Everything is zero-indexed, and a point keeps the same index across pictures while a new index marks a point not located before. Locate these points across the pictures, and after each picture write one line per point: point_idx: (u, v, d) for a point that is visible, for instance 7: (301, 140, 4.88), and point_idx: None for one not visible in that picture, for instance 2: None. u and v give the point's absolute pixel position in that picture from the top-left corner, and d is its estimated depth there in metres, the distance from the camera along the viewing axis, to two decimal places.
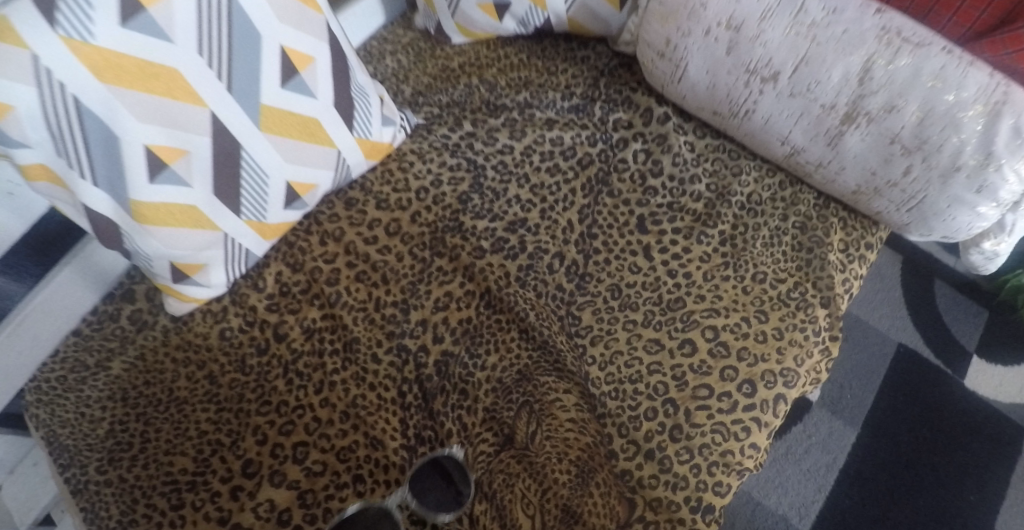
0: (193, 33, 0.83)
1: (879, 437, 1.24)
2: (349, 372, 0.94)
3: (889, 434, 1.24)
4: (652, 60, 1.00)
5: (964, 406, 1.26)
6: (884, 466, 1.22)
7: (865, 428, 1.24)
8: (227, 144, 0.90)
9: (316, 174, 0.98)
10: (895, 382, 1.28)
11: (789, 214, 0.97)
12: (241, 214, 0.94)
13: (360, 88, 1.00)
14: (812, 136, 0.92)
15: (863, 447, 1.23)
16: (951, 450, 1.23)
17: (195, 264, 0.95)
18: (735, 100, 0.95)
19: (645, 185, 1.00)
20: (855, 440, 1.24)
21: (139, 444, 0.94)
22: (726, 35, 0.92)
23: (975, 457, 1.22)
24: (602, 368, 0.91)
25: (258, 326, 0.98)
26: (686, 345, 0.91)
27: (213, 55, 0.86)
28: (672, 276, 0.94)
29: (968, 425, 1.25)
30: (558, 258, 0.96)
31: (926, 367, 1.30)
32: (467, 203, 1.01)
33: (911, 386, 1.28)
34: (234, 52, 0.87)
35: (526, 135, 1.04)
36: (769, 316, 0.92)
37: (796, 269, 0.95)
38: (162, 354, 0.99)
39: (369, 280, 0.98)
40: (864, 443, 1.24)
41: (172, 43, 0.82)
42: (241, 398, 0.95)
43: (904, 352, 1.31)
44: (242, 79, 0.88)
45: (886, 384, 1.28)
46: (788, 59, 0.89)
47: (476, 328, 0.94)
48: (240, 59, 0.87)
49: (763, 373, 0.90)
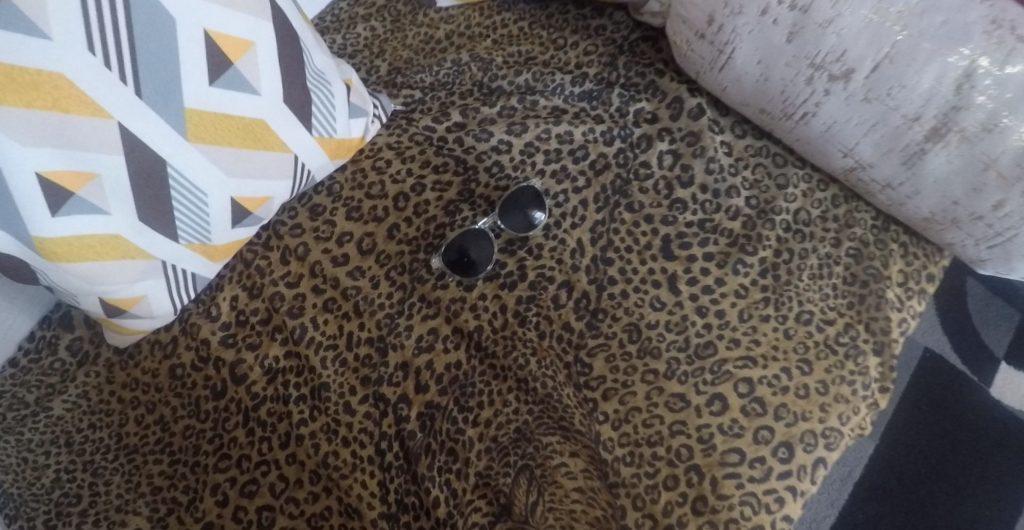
0: (78, 27, 0.65)
1: (899, 447, 1.12)
2: (318, 424, 0.80)
3: (909, 444, 1.12)
4: (686, 41, 0.81)
5: (990, 413, 1.13)
6: (902, 478, 1.10)
7: (884, 436, 1.13)
8: (147, 160, 0.72)
9: (269, 184, 0.81)
10: (917, 387, 1.16)
11: (841, 238, 0.82)
12: (178, 238, 0.78)
13: (318, 75, 0.82)
14: (884, 151, 0.75)
15: (882, 456, 1.11)
16: (975, 463, 1.09)
17: (130, 296, 0.79)
18: (791, 100, 0.76)
19: (670, 197, 0.83)
20: (872, 450, 1.12)
21: (88, 499, 0.80)
22: (789, 18, 0.72)
23: (1003, 472, 1.09)
24: (615, 427, 0.77)
25: (212, 364, 0.84)
26: (715, 402, 0.76)
27: (108, 51, 0.67)
28: (702, 315, 0.79)
29: (995, 435, 1.11)
30: (565, 289, 0.81)
31: (955, 373, 1.17)
32: (455, 214, 0.85)
33: (936, 392, 1.15)
34: (137, 47, 0.68)
35: (528, 129, 0.86)
36: (813, 367, 0.78)
37: (847, 308, 0.80)
38: (108, 393, 0.86)
39: (340, 310, 0.83)
40: (883, 453, 1.12)
41: (48, 41, 0.64)
42: (197, 450, 0.81)
43: (930, 357, 1.18)
44: (152, 79, 0.70)
45: (908, 390, 1.16)
46: (866, 54, 0.70)
47: (466, 376, 0.79)
48: (147, 54, 0.69)
49: (802, 434, 0.76)
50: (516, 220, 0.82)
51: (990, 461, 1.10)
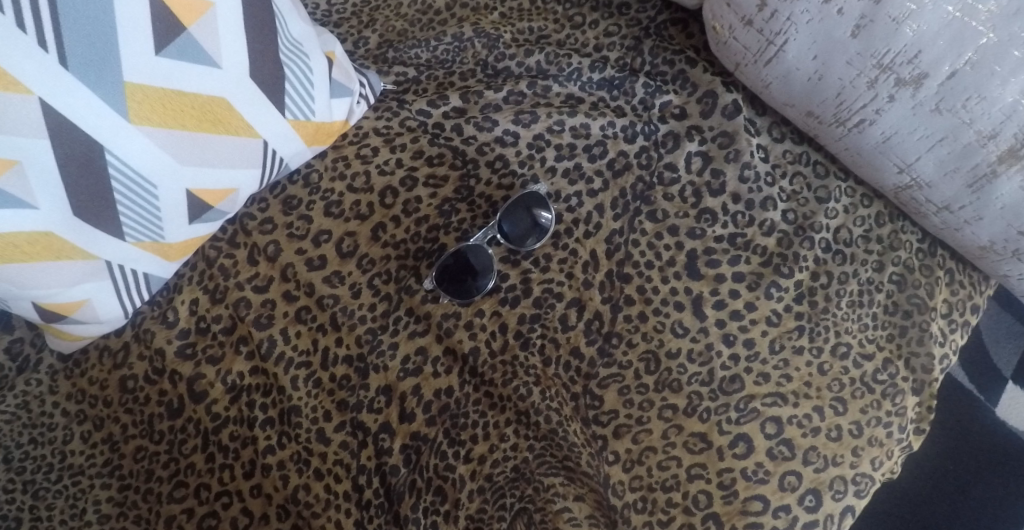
0: None
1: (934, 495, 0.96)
2: (288, 452, 0.70)
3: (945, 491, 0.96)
4: (729, 27, 0.70)
5: (992, 431, 0.98)
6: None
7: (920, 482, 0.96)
8: (81, 145, 0.60)
9: (233, 174, 0.69)
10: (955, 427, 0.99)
11: (885, 262, 0.73)
12: (123, 235, 0.66)
13: (294, 45, 0.70)
14: (947, 170, 0.65)
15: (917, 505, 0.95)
16: (973, 487, 0.95)
17: (70, 301, 0.67)
18: (847, 104, 0.67)
19: (698, 206, 0.73)
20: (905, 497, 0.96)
21: (27, 525, 0.69)
22: (857, 8, 0.62)
23: (1006, 494, 0.95)
24: (626, 469, 0.68)
25: (168, 377, 0.72)
26: (739, 444, 0.67)
27: (24, 11, 0.55)
28: (729, 344, 0.70)
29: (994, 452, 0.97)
30: (575, 307, 0.71)
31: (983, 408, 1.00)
32: (451, 214, 0.75)
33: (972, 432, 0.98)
34: (57, 4, 0.56)
35: (538, 119, 0.76)
36: (847, 407, 0.69)
37: (886, 341, 0.72)
38: (50, 405, 0.73)
39: (315, 322, 0.72)
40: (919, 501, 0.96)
41: None
42: (150, 475, 0.71)
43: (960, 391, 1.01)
44: (81, 46, 0.57)
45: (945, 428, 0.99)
46: (943, 57, 0.60)
47: (458, 404, 0.70)
48: (76, 16, 0.56)
49: (832, 481, 0.67)
50: (520, 218, 0.72)
51: (991, 484, 0.95)
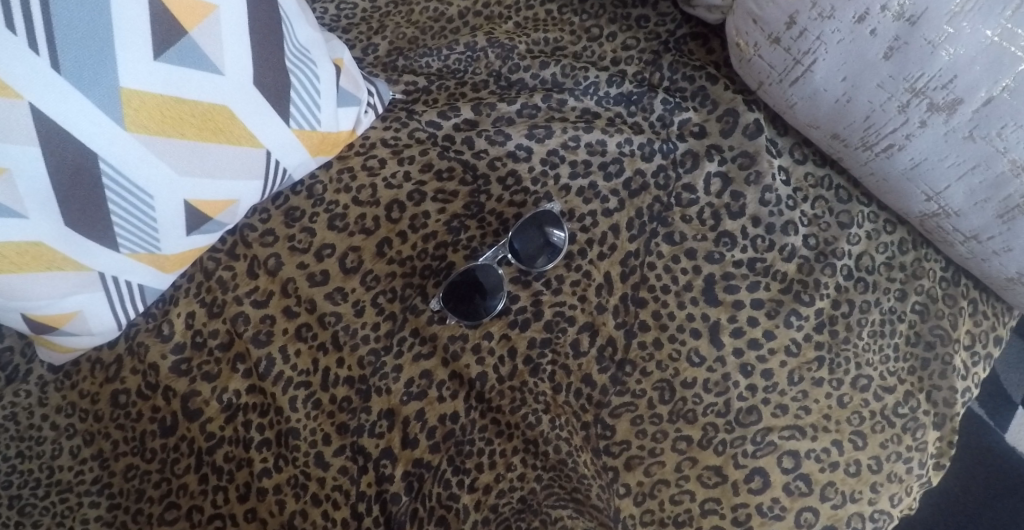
0: None
1: None
2: (284, 476, 0.66)
3: None
4: (754, 44, 0.67)
5: (1008, 460, 0.92)
6: None
7: None
8: (72, 153, 0.57)
9: (233, 186, 0.65)
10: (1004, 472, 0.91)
11: (908, 291, 0.70)
12: (117, 246, 0.63)
13: (301, 50, 0.67)
14: (977, 200, 0.62)
15: None
16: (987, 517, 0.89)
17: (61, 312, 0.64)
18: (876, 128, 0.64)
19: (717, 228, 0.71)
20: None
21: None
22: (891, 29, 0.59)
23: None
24: (637, 502, 0.66)
25: (161, 393, 0.68)
26: (755, 478, 0.65)
27: (13, 13, 0.52)
28: (747, 374, 0.67)
29: (1012, 478, 0.91)
30: (588, 332, 0.69)
31: None
32: (460, 232, 0.72)
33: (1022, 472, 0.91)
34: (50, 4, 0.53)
35: (553, 134, 0.74)
36: (867, 442, 0.66)
37: (907, 373, 0.69)
38: (39, 418, 0.69)
39: (315, 340, 0.69)
40: None
41: None
42: (141, 495, 0.67)
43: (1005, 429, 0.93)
44: (74, 49, 0.54)
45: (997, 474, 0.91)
46: (979, 83, 0.58)
47: (464, 431, 0.67)
48: (70, 16, 0.53)
49: (849, 518, 0.64)
50: (532, 238, 0.69)
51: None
